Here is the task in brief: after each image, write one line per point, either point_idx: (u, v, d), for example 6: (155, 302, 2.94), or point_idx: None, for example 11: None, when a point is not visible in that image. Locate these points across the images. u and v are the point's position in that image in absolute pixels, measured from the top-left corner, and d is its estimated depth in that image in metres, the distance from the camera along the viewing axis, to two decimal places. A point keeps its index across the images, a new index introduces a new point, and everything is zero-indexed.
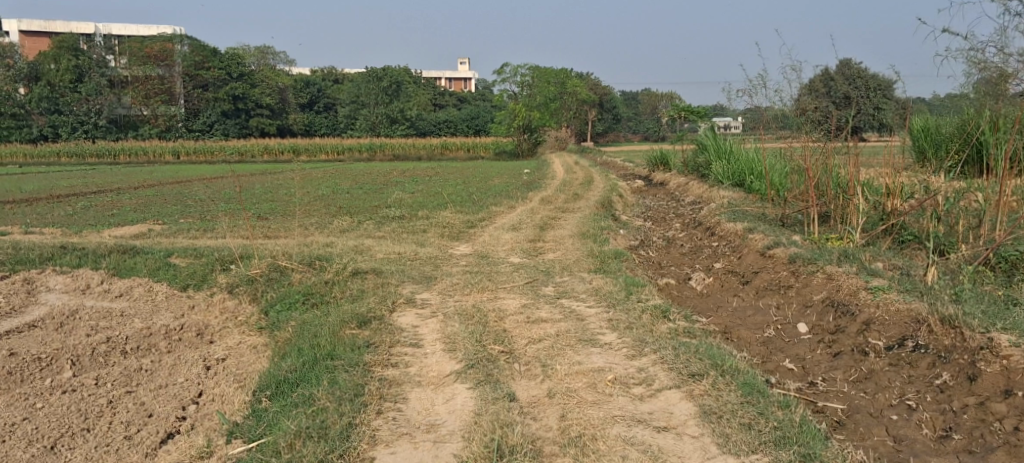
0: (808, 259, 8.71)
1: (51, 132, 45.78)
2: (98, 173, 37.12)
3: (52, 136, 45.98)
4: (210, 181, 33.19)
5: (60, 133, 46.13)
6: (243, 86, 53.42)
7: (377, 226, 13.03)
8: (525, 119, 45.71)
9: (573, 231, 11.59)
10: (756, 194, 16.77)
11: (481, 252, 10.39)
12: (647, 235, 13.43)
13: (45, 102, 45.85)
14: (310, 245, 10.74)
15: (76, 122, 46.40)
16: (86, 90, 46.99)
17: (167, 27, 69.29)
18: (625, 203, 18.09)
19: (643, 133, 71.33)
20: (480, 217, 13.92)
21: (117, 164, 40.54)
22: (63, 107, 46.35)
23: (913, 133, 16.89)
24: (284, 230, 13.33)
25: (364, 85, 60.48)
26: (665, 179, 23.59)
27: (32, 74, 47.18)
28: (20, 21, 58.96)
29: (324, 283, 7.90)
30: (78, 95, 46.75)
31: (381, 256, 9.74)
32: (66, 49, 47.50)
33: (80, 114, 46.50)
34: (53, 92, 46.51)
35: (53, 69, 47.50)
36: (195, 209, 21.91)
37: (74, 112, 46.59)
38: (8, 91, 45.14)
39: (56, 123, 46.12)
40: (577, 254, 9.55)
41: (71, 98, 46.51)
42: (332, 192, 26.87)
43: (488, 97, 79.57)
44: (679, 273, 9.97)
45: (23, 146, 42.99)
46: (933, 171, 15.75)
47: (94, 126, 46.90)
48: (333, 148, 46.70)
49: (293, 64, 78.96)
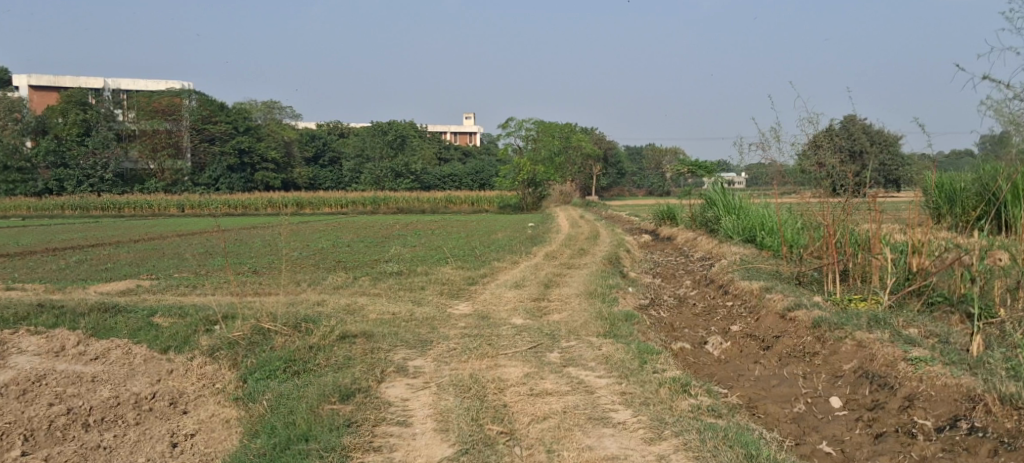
0: (835, 323, 8.05)
1: (55, 187, 45.35)
2: (100, 226, 36.73)
3: (57, 190, 45.52)
4: (211, 234, 32.69)
5: (65, 187, 45.58)
6: (249, 139, 53.44)
7: (373, 283, 12.40)
8: (530, 173, 45.37)
9: (580, 289, 10.92)
10: (768, 250, 16.17)
11: (482, 313, 9.73)
12: (657, 293, 12.76)
13: (52, 156, 45.75)
14: (302, 304, 10.11)
15: (82, 176, 45.90)
16: (93, 144, 46.91)
17: (176, 82, 69.86)
18: (633, 259, 17.45)
19: (647, 187, 71.03)
20: (482, 273, 13.29)
21: (121, 217, 40.19)
22: (69, 161, 46.26)
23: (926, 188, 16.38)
24: (277, 287, 12.71)
25: (369, 139, 60.67)
26: (673, 233, 23.00)
27: (39, 127, 47.15)
28: (30, 76, 59.35)
29: (308, 347, 7.26)
30: (85, 149, 46.61)
31: (373, 317, 9.11)
32: (74, 103, 47.60)
33: (86, 168, 46.31)
34: (60, 146, 46.48)
35: (60, 123, 47.57)
36: (191, 264, 21.39)
37: (80, 166, 46.49)
38: (14, 144, 45.06)
39: (62, 177, 45.95)
40: (584, 316, 8.87)
41: (78, 152, 46.39)
42: (333, 245, 26.33)
43: (493, 150, 79.64)
44: (694, 336, 9.28)
45: (27, 199, 42.70)
46: (949, 228, 15.17)
47: (100, 179, 46.70)
48: (337, 201, 46.38)
49: (299, 118, 79.28)
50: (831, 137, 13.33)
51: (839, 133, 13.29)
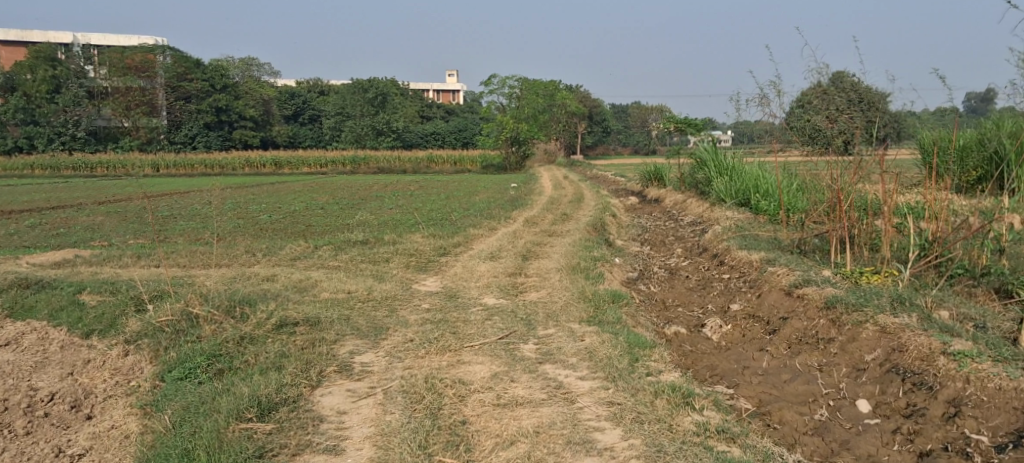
0: (854, 304, 6.98)
1: (26, 145, 43.81)
2: (68, 186, 35.15)
3: (27, 148, 43.91)
4: (181, 195, 31.29)
5: (35, 144, 43.93)
6: (226, 97, 51.50)
7: (334, 253, 11.24)
8: (514, 131, 43.97)
9: (562, 262, 9.79)
10: (763, 214, 15.11)
11: (451, 291, 8.60)
12: (647, 264, 11.70)
13: (20, 113, 43.84)
14: (249, 284, 8.98)
15: (52, 134, 44.42)
16: (64, 101, 44.97)
17: (148, 38, 67.53)
18: (620, 224, 16.36)
19: (632, 146, 69.80)
20: (455, 242, 12.13)
21: (91, 177, 38.61)
22: (39, 118, 44.46)
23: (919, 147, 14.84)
24: (227, 258, 11.49)
25: (349, 97, 58.95)
26: (660, 195, 21.96)
27: (7, 84, 45.15)
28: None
29: (237, 339, 6.13)
30: (54, 106, 44.71)
31: (323, 297, 7.99)
32: (43, 59, 45.60)
33: (57, 126, 44.47)
34: (29, 103, 44.61)
35: (28, 79, 45.44)
36: (153, 228, 20.10)
37: (51, 123, 44.69)
38: None
39: (31, 135, 44.17)
40: (565, 297, 7.76)
41: (48, 109, 44.48)
42: (306, 208, 25.13)
43: (476, 108, 78.01)
44: (689, 317, 8.19)
45: None
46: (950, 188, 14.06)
47: (72, 137, 44.82)
48: (316, 160, 44.91)
49: (278, 75, 76.94)
50: (824, 96, 12.22)
51: (828, 88, 12.23)
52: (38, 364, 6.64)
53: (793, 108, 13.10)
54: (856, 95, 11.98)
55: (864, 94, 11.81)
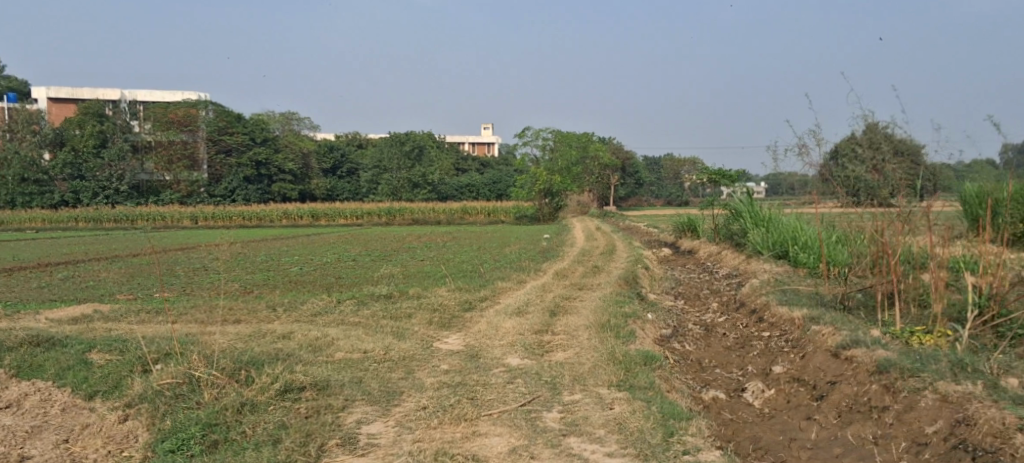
0: (911, 369, 6.37)
1: (72, 198, 44.15)
2: (107, 238, 35.46)
3: (73, 201, 44.37)
4: (217, 246, 31.34)
5: (80, 198, 44.65)
6: (266, 151, 52.19)
7: (355, 308, 10.85)
8: (548, 183, 43.69)
9: (590, 318, 9.27)
10: (804, 267, 14.50)
11: (472, 350, 8.12)
12: (682, 319, 11.13)
13: (68, 168, 44.62)
14: (262, 342, 8.59)
15: (97, 188, 45.05)
16: (108, 156, 45.65)
17: (192, 93, 69.08)
18: (654, 277, 15.80)
19: (665, 197, 69.16)
20: (481, 296, 11.68)
21: (132, 229, 38.97)
22: (86, 173, 45.08)
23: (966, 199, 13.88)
24: (246, 313, 11.16)
25: (385, 149, 59.44)
26: (695, 247, 21.36)
27: (56, 140, 46.25)
28: (46, 88, 58.45)
29: (238, 406, 5.71)
30: (100, 161, 45.43)
31: (335, 357, 7.55)
32: (91, 115, 46.73)
33: (102, 180, 45.10)
34: (76, 159, 45.49)
35: (77, 134, 46.76)
36: (182, 281, 19.91)
37: (96, 178, 45.29)
38: (30, 157, 43.87)
39: (77, 189, 44.88)
40: (593, 358, 7.19)
41: (94, 164, 45.15)
42: (337, 260, 24.93)
43: (511, 160, 78.19)
44: (728, 381, 7.57)
45: (40, 212, 41.56)
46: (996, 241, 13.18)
47: (115, 191, 45.49)
48: (352, 212, 45.05)
49: (316, 129, 77.97)
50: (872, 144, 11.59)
51: (863, 139, 11.79)
52: (33, 427, 6.31)
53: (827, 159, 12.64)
54: (896, 145, 11.49)
55: (904, 144, 11.31)
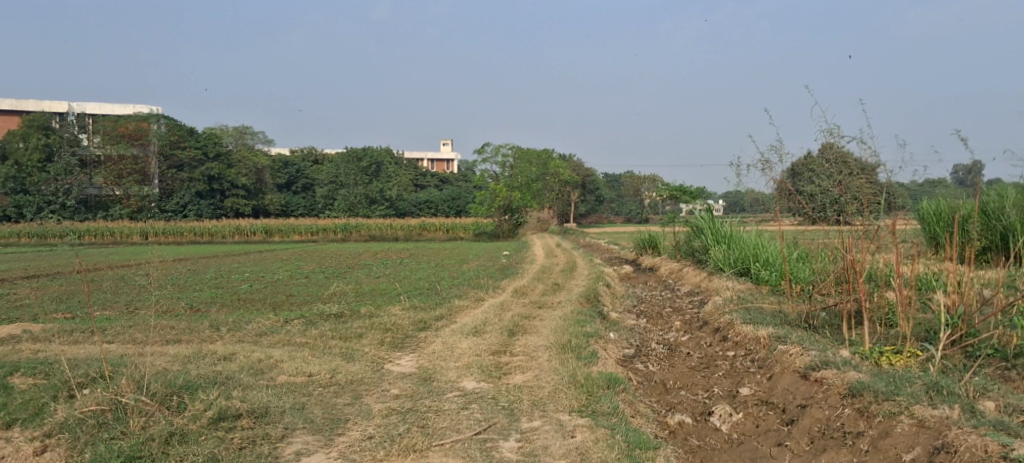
0: (885, 393, 6.18)
1: (14, 213, 43.42)
2: (51, 255, 34.11)
3: (16, 216, 43.69)
4: (166, 263, 30.33)
5: (24, 213, 43.77)
6: (219, 166, 51.28)
7: (305, 328, 10.33)
8: (507, 200, 43.28)
9: (550, 338, 8.89)
10: (765, 284, 14.34)
11: (425, 372, 7.70)
12: (645, 338, 10.84)
13: (11, 182, 43.50)
14: (202, 364, 8.03)
15: (42, 202, 43.76)
16: (55, 170, 44.16)
17: (143, 107, 67.50)
18: (615, 295, 15.53)
19: (625, 214, 69.31)
20: (437, 315, 11.23)
21: (77, 245, 37.59)
22: (29, 187, 43.95)
23: (924, 217, 13.90)
24: (189, 333, 10.55)
25: (342, 165, 58.64)
26: (656, 264, 21.18)
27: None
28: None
29: (166, 436, 5.14)
30: (45, 175, 43.93)
31: (278, 381, 7.04)
32: (36, 127, 45.11)
33: (47, 195, 43.82)
34: (20, 172, 43.93)
35: (20, 147, 44.83)
36: (125, 299, 19.07)
37: (41, 193, 44.03)
38: None
39: (20, 203, 43.65)
40: (553, 381, 6.79)
41: (38, 178, 43.89)
42: (291, 276, 24.22)
43: (470, 176, 77.80)
44: (693, 404, 7.26)
45: None
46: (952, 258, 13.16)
47: (60, 206, 43.94)
48: (307, 227, 44.16)
49: (272, 143, 76.68)
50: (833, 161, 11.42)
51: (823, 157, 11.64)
52: None
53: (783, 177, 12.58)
54: None
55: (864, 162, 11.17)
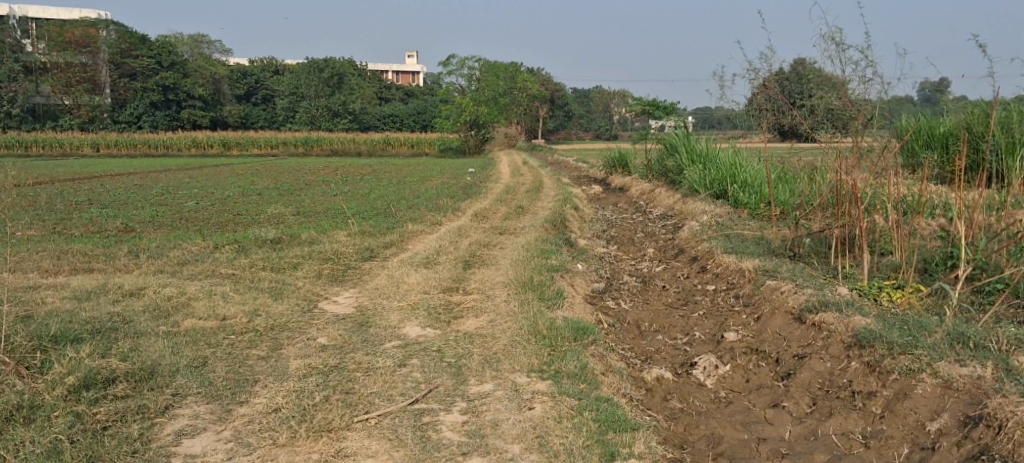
0: (902, 346, 5.21)
1: None
2: None
3: None
4: (113, 177, 28.58)
5: None
6: (174, 75, 47.89)
7: (236, 256, 9.15)
8: (473, 114, 41.71)
9: (509, 273, 7.83)
10: (743, 208, 13.35)
11: (366, 314, 6.64)
12: (615, 268, 9.87)
13: None
14: (102, 302, 6.85)
15: None
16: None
17: (92, 12, 63.82)
18: (582, 217, 14.52)
19: (594, 131, 68.15)
20: (386, 242, 10.09)
21: (23, 157, 35.50)
22: None
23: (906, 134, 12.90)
24: (105, 261, 9.30)
25: (304, 77, 56.00)
26: (625, 184, 20.20)
27: None
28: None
29: (9, 412, 4.02)
30: None
31: (183, 328, 5.91)
32: None
33: None
34: None
35: None
36: (56, 217, 17.44)
37: None
38: None
39: None
40: (512, 330, 5.73)
41: None
42: (243, 193, 22.81)
43: (437, 90, 75.59)
44: (674, 353, 6.26)
45: None
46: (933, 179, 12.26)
47: (8, 115, 41.62)
48: (267, 141, 42.32)
49: (229, 53, 73.26)
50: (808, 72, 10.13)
51: (795, 75, 10.44)
52: None
53: (760, 89, 11.43)
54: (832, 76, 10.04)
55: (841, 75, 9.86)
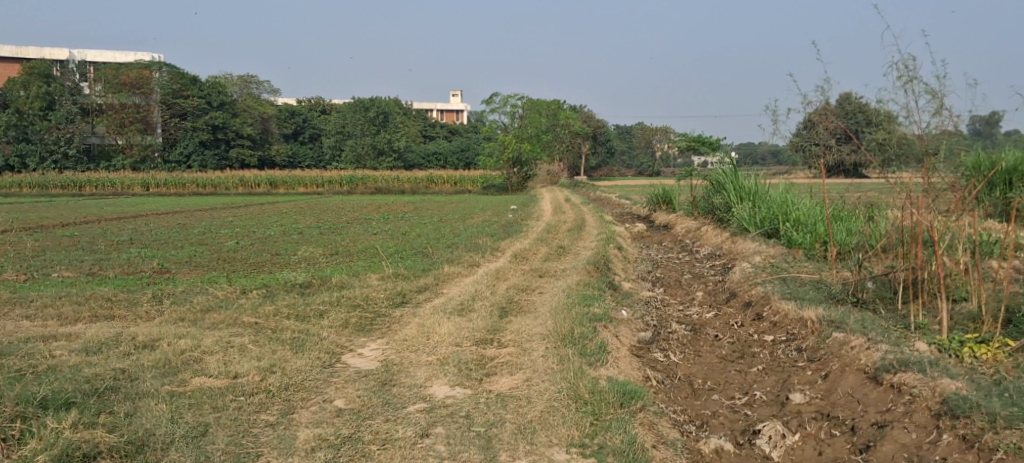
0: (1004, 423, 4.52)
1: (17, 162, 41.38)
2: (47, 204, 32.43)
3: (19, 165, 41.63)
4: (158, 216, 28.65)
5: (28, 163, 41.76)
6: (224, 115, 48.67)
7: (262, 303, 8.69)
8: (517, 151, 41.36)
9: (548, 324, 7.19)
10: (797, 248, 12.51)
11: (393, 369, 6.09)
12: (662, 314, 9.16)
13: (13, 130, 41.09)
14: (111, 356, 6.39)
15: (45, 152, 41.75)
16: (57, 118, 42.09)
17: (146, 55, 65.36)
18: (627, 258, 13.85)
19: (636, 168, 67.43)
20: (419, 287, 9.57)
21: (77, 196, 35.96)
22: (32, 135, 41.63)
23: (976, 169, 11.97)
24: (128, 307, 8.89)
25: (350, 115, 56.26)
26: (670, 221, 19.48)
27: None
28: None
29: None
30: (47, 123, 41.93)
31: (188, 387, 5.41)
32: (36, 75, 42.36)
33: (49, 143, 41.69)
34: (21, 121, 41.47)
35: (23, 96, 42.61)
36: (95, 258, 17.27)
37: (43, 141, 41.84)
38: None
39: (23, 153, 41.46)
40: (550, 394, 5.13)
41: (40, 126, 41.68)
42: (284, 232, 22.60)
43: (480, 128, 75.72)
44: (732, 419, 5.57)
45: None
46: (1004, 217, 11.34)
47: (64, 155, 42.23)
48: (313, 180, 42.40)
49: (277, 93, 74.37)
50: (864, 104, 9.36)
51: (852, 107, 9.66)
52: None
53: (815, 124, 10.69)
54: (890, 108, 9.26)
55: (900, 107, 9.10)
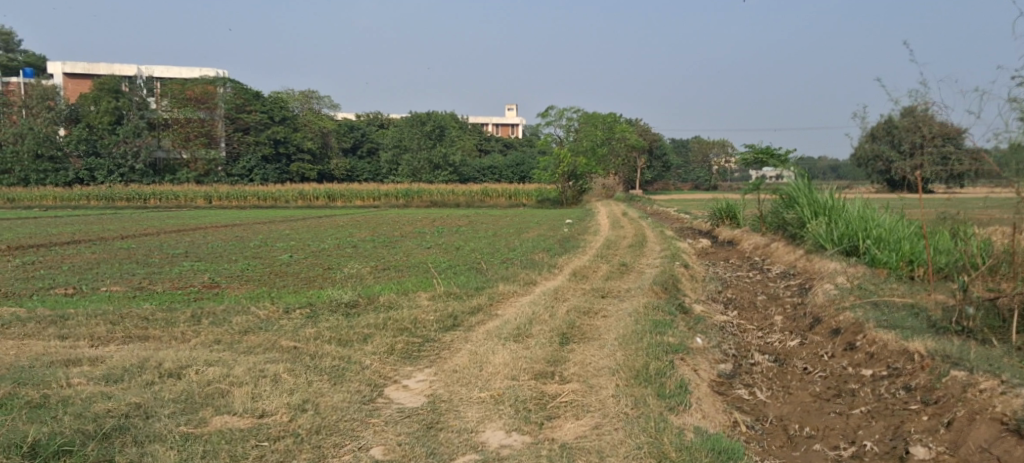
0: None
1: (86, 176, 41.45)
2: (112, 217, 32.63)
3: (88, 180, 41.65)
4: (217, 229, 28.51)
5: (96, 176, 41.83)
6: (284, 129, 48.95)
7: (305, 324, 8.01)
8: (572, 165, 40.42)
9: (616, 357, 6.31)
10: (882, 267, 11.38)
11: (445, 407, 5.34)
12: (741, 341, 8.22)
13: (83, 144, 41.83)
14: (132, 386, 5.77)
15: (113, 166, 42.05)
16: (125, 132, 42.60)
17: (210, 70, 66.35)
18: (694, 276, 12.89)
19: (693, 181, 65.82)
20: (471, 308, 8.80)
21: (141, 209, 36.17)
22: (100, 150, 42.20)
23: None
24: (164, 328, 8.30)
25: (406, 129, 55.97)
26: (737, 237, 18.37)
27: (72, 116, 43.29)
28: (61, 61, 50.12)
29: None
30: (115, 137, 42.51)
31: (206, 429, 4.77)
32: (106, 90, 43.53)
33: (117, 158, 42.16)
34: (91, 135, 42.56)
35: (92, 111, 43.64)
36: (147, 271, 16.94)
37: (111, 155, 42.39)
38: (45, 132, 40.96)
39: (92, 167, 41.86)
40: (633, 450, 4.54)
41: (109, 140, 42.30)
42: (337, 246, 22.11)
43: (536, 141, 74.99)
44: None
45: (53, 190, 38.88)
46: None
47: (131, 170, 42.52)
48: (369, 193, 42.06)
49: (335, 107, 74.78)
50: None
51: None
52: None
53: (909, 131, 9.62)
54: None
55: None
